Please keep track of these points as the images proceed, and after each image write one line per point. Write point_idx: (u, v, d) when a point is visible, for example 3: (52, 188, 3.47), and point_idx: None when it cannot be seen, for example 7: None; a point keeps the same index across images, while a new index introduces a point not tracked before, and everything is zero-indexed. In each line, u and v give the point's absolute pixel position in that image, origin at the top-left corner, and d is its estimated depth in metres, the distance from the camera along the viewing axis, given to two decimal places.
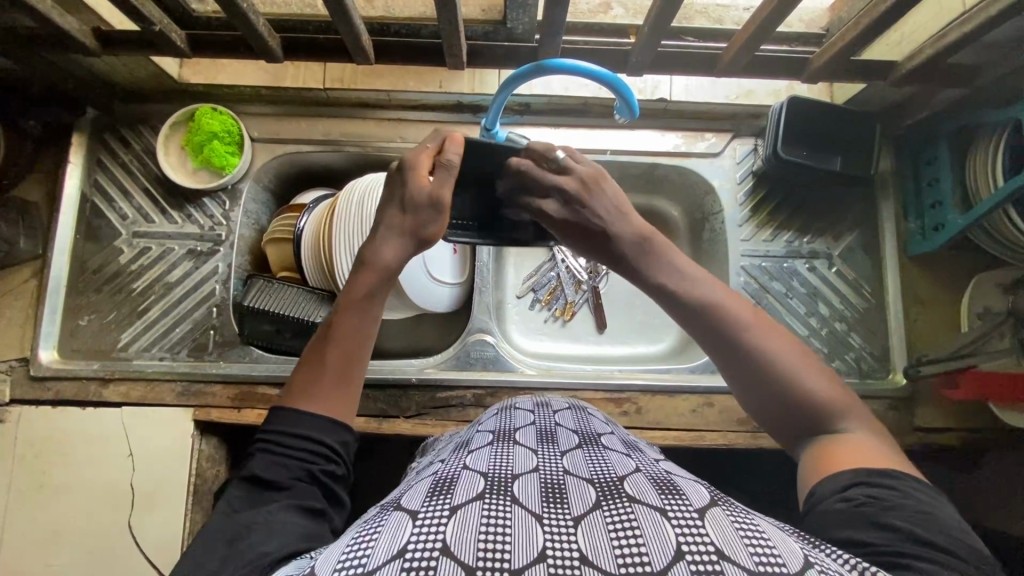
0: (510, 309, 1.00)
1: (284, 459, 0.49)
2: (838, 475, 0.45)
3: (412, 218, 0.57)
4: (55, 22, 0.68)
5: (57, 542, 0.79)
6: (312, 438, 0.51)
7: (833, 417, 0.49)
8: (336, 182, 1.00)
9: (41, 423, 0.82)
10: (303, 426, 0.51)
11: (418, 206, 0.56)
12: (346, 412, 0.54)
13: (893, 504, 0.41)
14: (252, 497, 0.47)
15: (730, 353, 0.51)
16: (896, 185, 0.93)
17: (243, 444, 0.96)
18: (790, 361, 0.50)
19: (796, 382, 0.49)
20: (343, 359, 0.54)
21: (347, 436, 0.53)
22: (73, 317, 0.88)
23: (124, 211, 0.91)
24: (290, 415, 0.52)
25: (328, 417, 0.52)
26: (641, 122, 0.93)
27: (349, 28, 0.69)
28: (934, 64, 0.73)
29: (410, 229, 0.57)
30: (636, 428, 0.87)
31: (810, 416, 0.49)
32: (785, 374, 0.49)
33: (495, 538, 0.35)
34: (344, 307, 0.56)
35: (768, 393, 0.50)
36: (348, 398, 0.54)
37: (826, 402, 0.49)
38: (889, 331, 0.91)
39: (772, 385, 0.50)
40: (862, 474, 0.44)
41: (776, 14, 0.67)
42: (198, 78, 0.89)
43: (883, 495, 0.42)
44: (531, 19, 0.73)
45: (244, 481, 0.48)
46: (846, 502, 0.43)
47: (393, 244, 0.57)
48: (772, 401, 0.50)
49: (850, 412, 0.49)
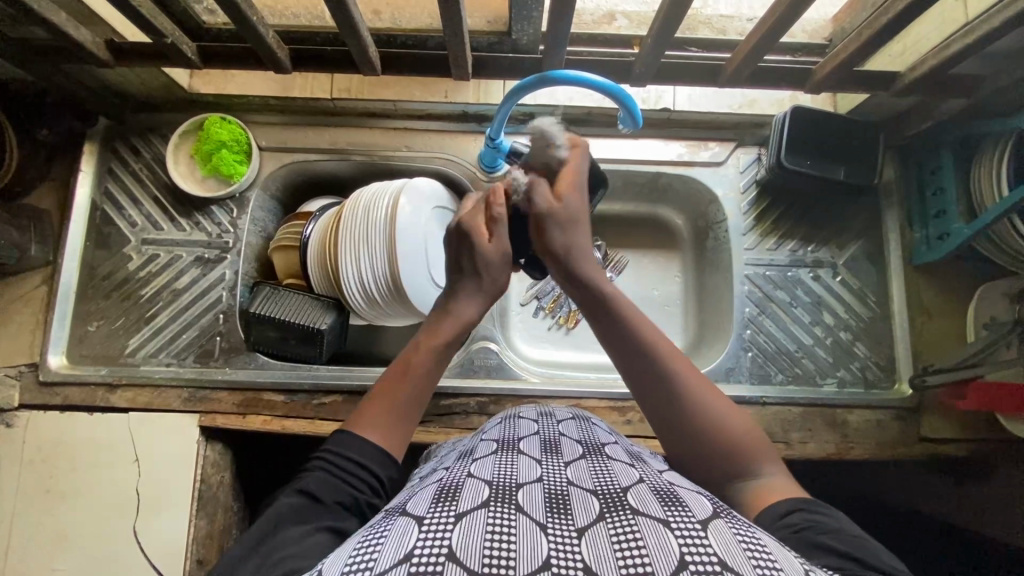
0: (515, 317, 1.00)
1: (338, 482, 0.51)
2: (775, 506, 0.46)
3: (481, 275, 0.59)
4: (70, 35, 0.69)
5: (65, 546, 0.79)
6: (369, 469, 0.53)
7: (751, 460, 0.50)
8: (342, 190, 1.01)
9: (52, 427, 0.83)
10: (363, 453, 0.53)
11: (488, 265, 0.59)
12: (399, 447, 0.56)
13: (829, 528, 0.43)
14: (302, 509, 0.48)
15: (663, 395, 0.54)
16: (901, 195, 0.93)
17: (248, 450, 0.96)
18: (708, 401, 0.53)
19: (713, 420, 0.52)
20: (406, 392, 0.57)
21: (395, 473, 0.55)
22: (83, 324, 0.89)
23: (134, 219, 0.92)
24: (350, 440, 0.54)
25: (385, 451, 0.54)
26: (645, 131, 0.93)
27: (356, 40, 0.71)
28: (936, 75, 0.73)
29: (481, 285, 0.60)
30: (640, 437, 0.86)
31: (728, 457, 0.50)
32: (702, 411, 0.52)
33: (500, 547, 0.35)
34: (415, 347, 0.59)
35: (686, 431, 0.52)
36: (404, 435, 0.57)
37: (741, 443, 0.51)
38: (894, 340, 0.91)
39: (690, 423, 0.52)
40: (793, 502, 0.46)
41: (776, 26, 0.68)
42: (207, 88, 0.91)
43: (819, 520, 0.44)
44: (536, 30, 0.74)
45: (297, 493, 0.50)
46: (787, 527, 0.44)
47: (469, 302, 0.60)
48: (698, 438, 0.52)
49: (767, 458, 0.51)
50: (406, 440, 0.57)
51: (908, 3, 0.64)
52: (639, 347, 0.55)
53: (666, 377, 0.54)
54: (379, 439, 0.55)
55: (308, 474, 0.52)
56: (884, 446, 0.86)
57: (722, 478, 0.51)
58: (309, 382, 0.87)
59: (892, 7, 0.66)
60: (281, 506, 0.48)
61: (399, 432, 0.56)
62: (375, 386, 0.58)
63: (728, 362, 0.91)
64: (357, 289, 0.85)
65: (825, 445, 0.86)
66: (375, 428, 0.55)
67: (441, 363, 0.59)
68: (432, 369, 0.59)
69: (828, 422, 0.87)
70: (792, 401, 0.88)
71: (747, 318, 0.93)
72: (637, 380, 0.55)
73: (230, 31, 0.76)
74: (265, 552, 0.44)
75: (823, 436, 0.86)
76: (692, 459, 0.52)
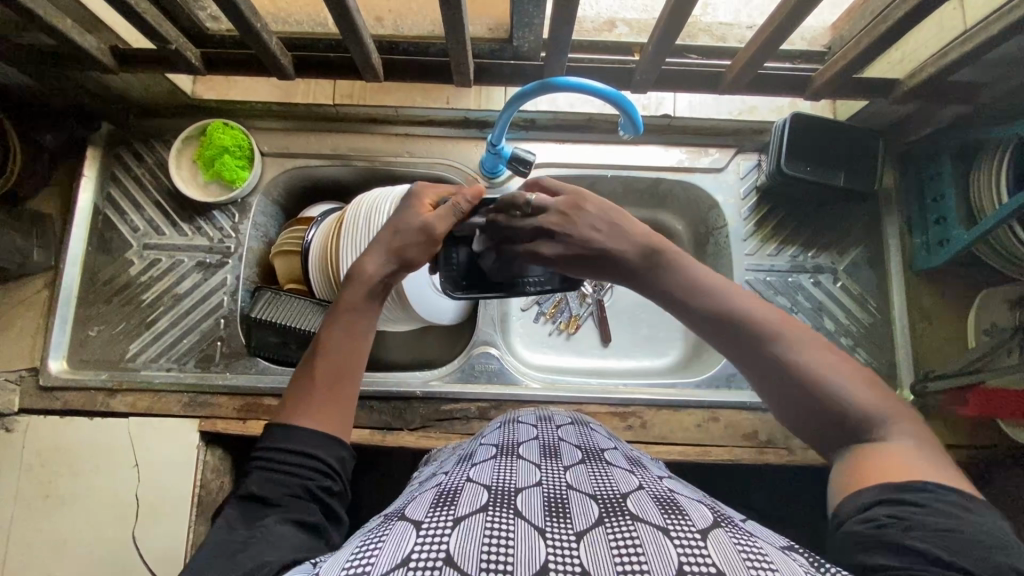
0: (515, 323, 1.00)
1: (278, 476, 0.50)
2: (862, 491, 0.42)
3: (400, 238, 0.63)
4: (76, 42, 0.70)
5: (61, 552, 0.79)
6: (310, 455, 0.51)
7: (880, 424, 0.46)
8: (344, 195, 1.01)
9: (50, 432, 0.82)
10: (298, 442, 0.51)
11: (409, 228, 0.63)
12: (339, 423, 0.54)
13: (917, 525, 0.38)
14: (249, 515, 0.47)
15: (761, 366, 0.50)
16: (900, 201, 0.93)
17: (248, 455, 0.96)
18: (825, 366, 0.48)
19: (834, 386, 0.47)
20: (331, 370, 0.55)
21: (344, 450, 0.53)
22: (83, 329, 0.89)
23: (136, 224, 0.92)
24: (281, 433, 0.52)
25: (322, 433, 0.52)
26: (646, 137, 0.94)
27: (359, 47, 0.71)
28: (935, 82, 0.74)
29: (392, 246, 0.62)
30: (641, 442, 0.86)
31: (858, 420, 0.46)
32: (822, 380, 0.47)
33: (499, 552, 0.35)
34: (335, 321, 0.58)
35: (805, 398, 0.47)
36: (345, 412, 0.55)
37: (869, 405, 0.46)
38: (896, 346, 0.91)
39: (805, 389, 0.47)
40: (881, 492, 0.41)
41: (775, 36, 0.69)
42: (211, 94, 0.92)
43: (908, 516, 0.39)
44: (537, 37, 0.75)
45: (242, 499, 0.49)
46: (865, 524, 0.40)
47: (372, 258, 0.61)
48: (802, 405, 0.48)
49: (901, 418, 0.46)
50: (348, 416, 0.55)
51: (907, 12, 0.65)
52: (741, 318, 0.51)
53: (773, 346, 0.49)
54: (313, 424, 0.52)
55: (249, 476, 0.50)
56: None
57: (849, 442, 0.46)
58: None
59: (891, 16, 0.67)
60: (227, 518, 0.47)
61: (337, 410, 0.54)
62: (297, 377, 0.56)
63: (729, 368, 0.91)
64: None
65: None
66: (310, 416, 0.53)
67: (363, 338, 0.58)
68: (357, 341, 0.58)
69: None
70: None
71: None
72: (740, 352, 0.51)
73: (234, 38, 0.76)
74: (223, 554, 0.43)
75: None
76: (813, 425, 0.48)
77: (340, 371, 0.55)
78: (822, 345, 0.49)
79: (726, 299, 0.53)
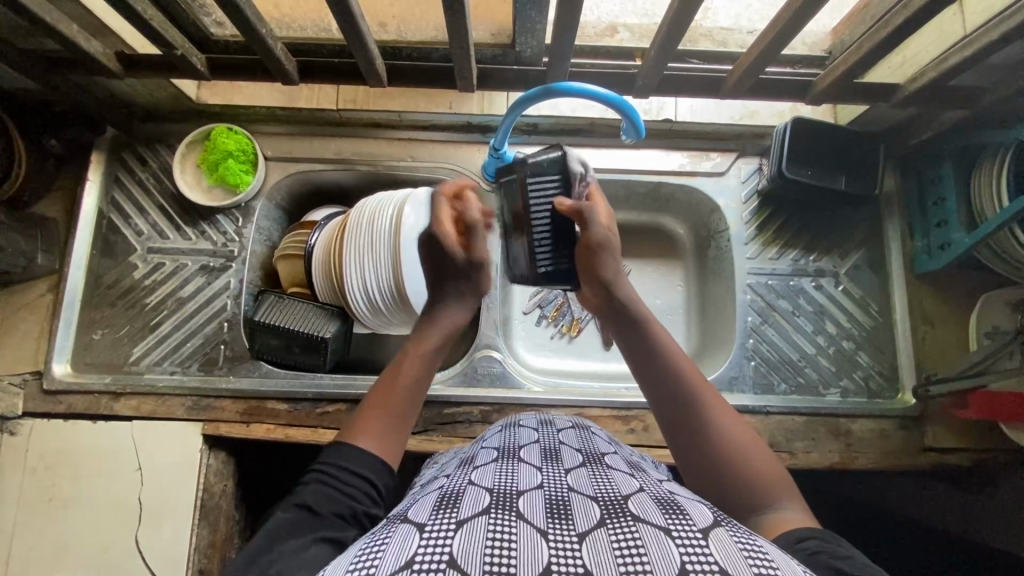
0: (517, 326, 1.00)
1: (335, 492, 0.51)
2: (793, 532, 0.45)
3: (465, 279, 0.68)
4: (82, 47, 0.70)
5: (67, 555, 0.79)
6: (367, 479, 0.53)
7: (774, 495, 0.50)
8: (346, 200, 1.01)
9: (56, 435, 0.82)
10: (362, 464, 0.54)
11: (464, 269, 0.67)
12: (397, 457, 0.57)
13: (843, 553, 0.41)
14: (301, 525, 0.48)
15: (684, 427, 0.56)
16: (901, 205, 0.93)
17: (250, 459, 0.96)
18: (731, 434, 0.54)
19: (737, 452, 0.53)
20: (402, 403, 0.59)
21: (389, 481, 0.56)
22: (87, 332, 0.90)
23: (140, 227, 0.93)
24: (347, 451, 0.54)
25: (382, 461, 0.55)
26: (647, 142, 0.94)
27: (363, 52, 0.72)
28: (936, 86, 0.74)
29: (469, 291, 0.68)
30: (643, 446, 0.86)
31: (751, 488, 0.50)
32: (726, 443, 0.53)
33: (501, 553, 0.35)
34: (405, 359, 0.63)
35: (707, 458, 0.53)
36: (399, 442, 0.58)
37: (763, 475, 0.51)
38: (896, 349, 0.91)
39: (712, 449, 0.53)
40: (808, 530, 0.45)
41: (776, 41, 0.69)
42: (214, 99, 0.92)
43: (830, 546, 0.42)
44: (540, 42, 0.75)
45: (294, 507, 0.49)
46: (801, 550, 0.42)
47: (455, 307, 0.68)
48: (711, 467, 0.53)
49: (789, 496, 0.50)
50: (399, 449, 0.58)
51: (908, 16, 0.65)
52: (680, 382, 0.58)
53: (698, 409, 0.56)
54: (374, 449, 0.55)
55: (304, 486, 0.52)
56: (888, 455, 0.86)
57: (741, 508, 0.50)
58: (312, 391, 0.87)
59: (893, 20, 0.67)
60: (278, 523, 0.47)
61: (392, 441, 0.57)
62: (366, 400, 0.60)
63: (731, 371, 0.91)
64: (361, 297, 0.86)
65: (829, 455, 0.86)
66: (372, 438, 0.56)
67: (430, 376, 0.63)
68: (425, 385, 0.62)
69: (831, 431, 0.87)
70: (795, 409, 0.88)
71: (750, 327, 0.93)
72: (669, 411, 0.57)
73: (239, 43, 0.77)
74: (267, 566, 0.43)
75: (826, 445, 0.86)
76: (713, 484, 0.52)
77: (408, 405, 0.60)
78: (738, 422, 0.55)
79: (673, 364, 0.59)
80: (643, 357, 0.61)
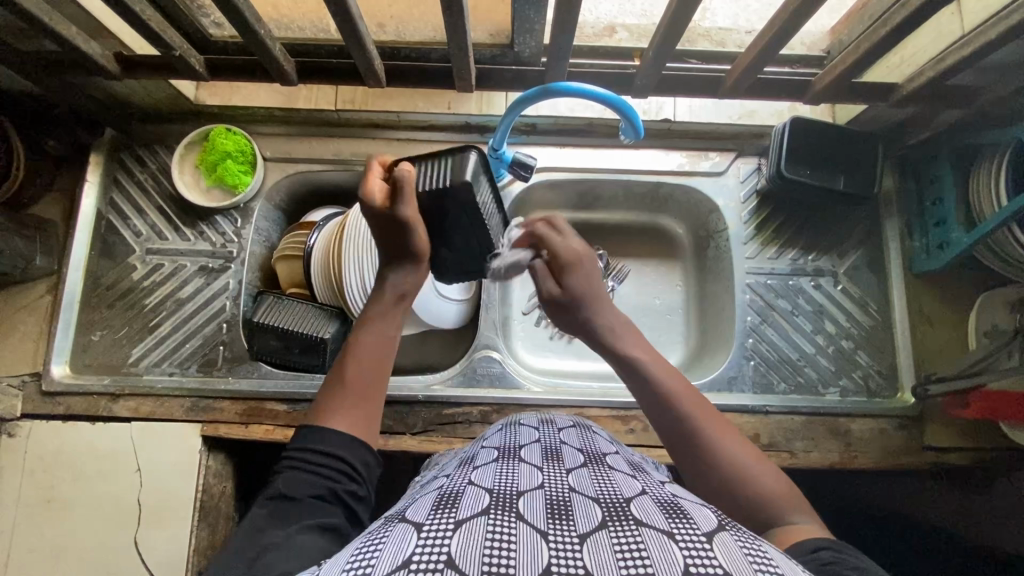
0: (516, 326, 1.01)
1: (307, 477, 0.52)
2: (806, 543, 0.45)
3: (390, 237, 0.61)
4: (80, 48, 0.70)
5: (65, 557, 0.79)
6: (335, 455, 0.53)
7: (785, 509, 0.50)
8: (345, 200, 1.01)
9: (55, 437, 0.82)
10: (327, 443, 0.54)
11: (390, 226, 0.60)
12: (367, 428, 0.57)
13: (856, 565, 0.41)
14: (277, 514, 0.49)
15: (687, 444, 0.55)
16: (899, 205, 0.94)
17: (249, 460, 0.96)
18: (742, 460, 0.53)
19: (748, 479, 0.52)
20: (361, 373, 0.59)
21: (369, 455, 0.56)
22: (85, 333, 0.90)
23: (138, 228, 0.93)
24: (314, 434, 0.55)
25: (349, 435, 0.55)
26: (645, 142, 0.95)
27: (361, 53, 0.72)
28: (934, 86, 0.74)
29: (394, 252, 0.63)
30: (643, 446, 0.86)
31: (765, 507, 0.50)
32: (740, 472, 0.52)
33: (500, 555, 0.35)
34: (361, 329, 0.62)
35: (724, 492, 0.52)
36: (372, 413, 0.58)
37: (774, 493, 0.51)
38: (896, 349, 0.91)
39: (726, 480, 0.52)
40: (821, 541, 0.45)
41: (775, 41, 0.69)
42: (213, 100, 0.92)
43: (845, 557, 0.42)
44: (538, 43, 0.75)
45: (270, 499, 0.50)
46: (813, 560, 0.42)
47: (395, 271, 0.64)
48: (724, 485, 0.52)
49: (801, 508, 0.50)
50: (372, 421, 0.58)
51: (907, 16, 0.65)
52: (687, 425, 0.55)
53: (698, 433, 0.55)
54: (341, 426, 0.55)
55: (277, 478, 0.52)
56: (888, 454, 0.86)
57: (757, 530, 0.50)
58: (311, 392, 0.87)
59: (891, 20, 0.68)
60: (255, 518, 0.48)
61: (363, 414, 0.57)
62: (326, 381, 0.60)
63: (730, 371, 0.91)
64: (360, 298, 0.86)
65: (828, 454, 0.86)
66: (338, 417, 0.56)
67: (392, 342, 0.62)
68: (384, 349, 0.61)
69: (831, 431, 0.87)
70: (795, 409, 0.88)
71: (749, 326, 0.93)
72: (685, 462, 0.55)
73: (237, 44, 0.77)
74: (250, 558, 0.44)
75: (825, 445, 0.86)
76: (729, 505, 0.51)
77: (371, 376, 0.59)
78: (745, 445, 0.55)
79: (665, 382, 0.59)
80: (646, 404, 0.59)
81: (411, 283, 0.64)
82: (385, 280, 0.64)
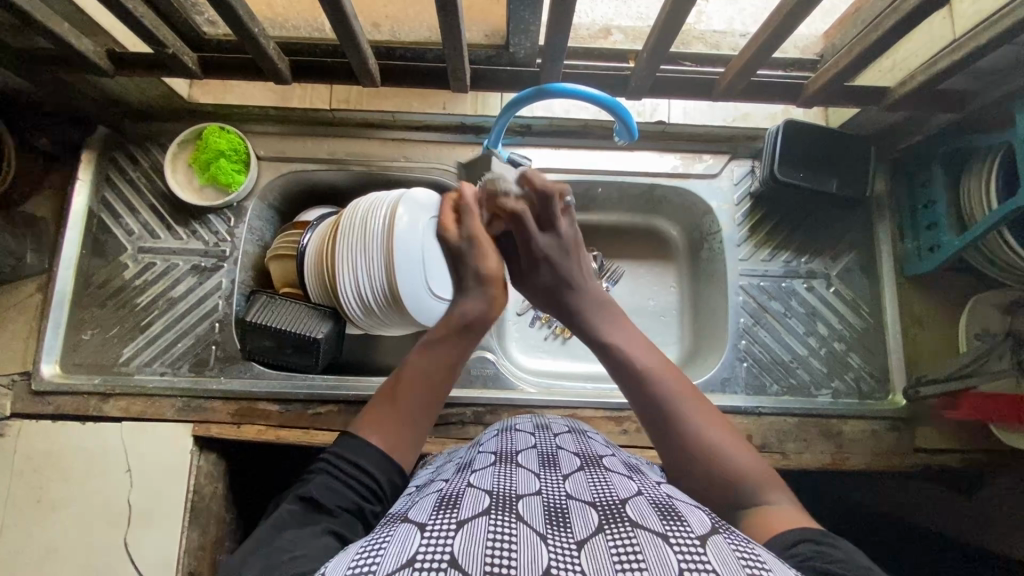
0: (511, 326, 1.00)
1: (339, 486, 0.52)
2: (781, 536, 0.45)
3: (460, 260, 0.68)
4: (72, 45, 0.70)
5: (53, 559, 0.78)
6: (368, 470, 0.53)
7: (756, 489, 0.50)
8: (339, 200, 1.01)
9: (44, 436, 0.82)
10: (365, 458, 0.54)
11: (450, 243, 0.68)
12: (404, 449, 0.57)
13: (836, 558, 0.40)
14: (303, 517, 0.49)
15: (652, 414, 0.57)
16: (892, 207, 0.94)
17: (241, 460, 0.95)
18: (709, 430, 0.54)
19: (717, 455, 0.53)
20: (416, 396, 0.59)
21: (399, 477, 0.55)
22: (77, 332, 0.89)
23: (131, 227, 0.92)
24: (354, 444, 0.55)
25: (386, 454, 0.55)
26: (641, 143, 0.95)
27: (356, 52, 0.71)
28: (925, 90, 0.75)
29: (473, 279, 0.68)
30: (636, 447, 0.86)
31: (733, 486, 0.51)
32: (705, 447, 0.53)
33: (502, 553, 0.35)
34: (426, 349, 0.63)
35: (696, 464, 0.53)
36: (412, 436, 0.58)
37: (747, 475, 0.51)
38: (887, 351, 0.92)
39: (692, 450, 0.53)
40: (799, 534, 0.44)
41: (768, 44, 0.70)
42: (207, 98, 0.91)
43: (826, 551, 0.41)
44: (533, 44, 0.75)
45: (300, 499, 0.50)
46: (793, 557, 0.42)
47: (471, 301, 0.66)
48: (689, 461, 0.53)
49: (777, 489, 0.50)
50: (412, 443, 0.58)
51: (899, 19, 0.65)
52: (653, 397, 0.57)
53: (661, 409, 0.56)
54: (378, 441, 0.56)
55: (309, 479, 0.53)
56: (880, 456, 0.87)
57: (727, 507, 0.51)
58: (304, 391, 0.87)
59: (883, 23, 0.68)
60: (283, 513, 0.49)
61: (404, 439, 0.57)
62: (379, 391, 0.61)
63: (724, 372, 0.91)
64: (353, 296, 0.85)
65: (820, 456, 0.86)
66: (380, 433, 0.56)
67: (452, 369, 0.62)
68: (444, 375, 0.61)
69: (823, 432, 0.87)
70: (788, 411, 0.88)
71: (742, 328, 0.93)
72: (654, 432, 0.57)
73: (232, 42, 0.77)
74: (265, 555, 0.43)
75: (818, 446, 0.87)
76: (694, 483, 0.53)
77: (423, 401, 0.59)
78: (710, 419, 0.55)
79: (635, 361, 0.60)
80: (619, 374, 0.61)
81: (485, 322, 0.66)
82: (461, 305, 0.66)
